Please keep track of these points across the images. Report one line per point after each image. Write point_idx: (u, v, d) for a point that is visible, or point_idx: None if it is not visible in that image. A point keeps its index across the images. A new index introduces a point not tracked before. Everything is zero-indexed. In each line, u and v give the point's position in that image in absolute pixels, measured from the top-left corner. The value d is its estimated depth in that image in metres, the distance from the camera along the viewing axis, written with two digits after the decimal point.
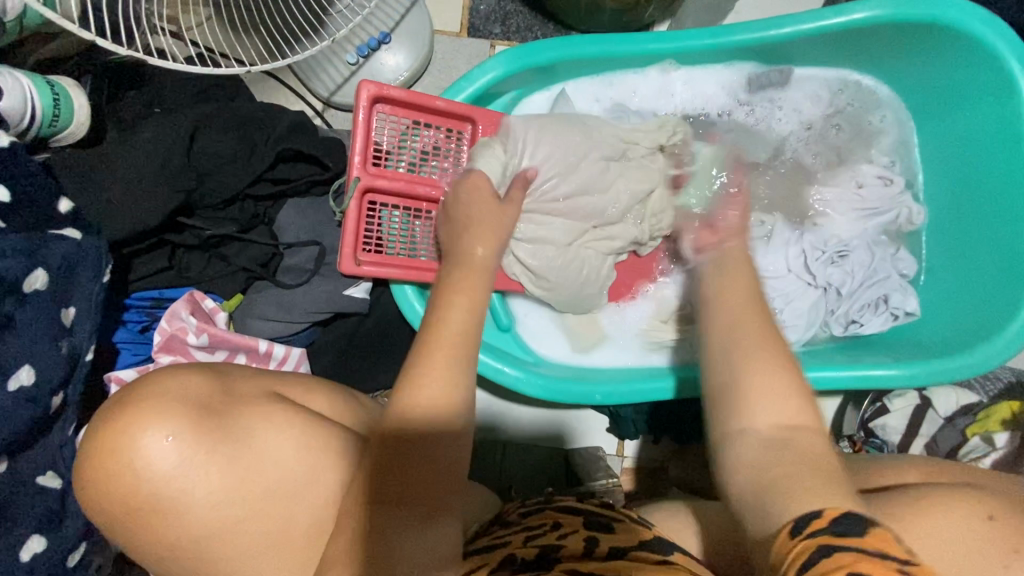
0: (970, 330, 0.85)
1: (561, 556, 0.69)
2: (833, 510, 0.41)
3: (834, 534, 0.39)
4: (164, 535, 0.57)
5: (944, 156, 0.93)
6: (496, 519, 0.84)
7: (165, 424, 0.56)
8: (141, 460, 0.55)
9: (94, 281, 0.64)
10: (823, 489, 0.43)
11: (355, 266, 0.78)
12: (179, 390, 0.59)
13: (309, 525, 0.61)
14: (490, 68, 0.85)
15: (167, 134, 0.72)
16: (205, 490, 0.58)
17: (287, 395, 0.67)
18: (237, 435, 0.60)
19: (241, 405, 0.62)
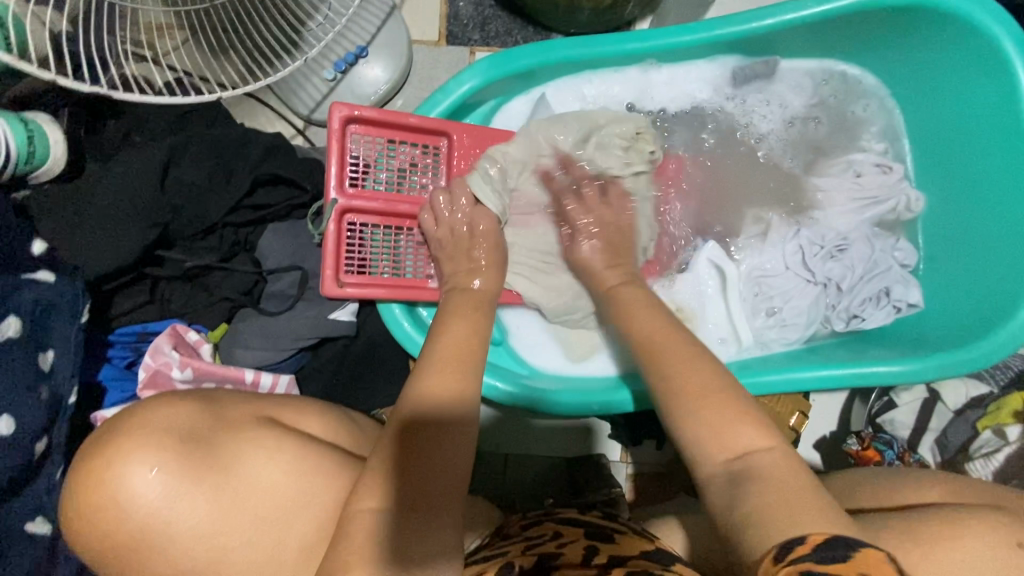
0: (977, 320, 0.83)
1: (559, 564, 0.69)
2: (816, 536, 0.42)
3: (815, 560, 0.39)
4: (151, 571, 0.53)
5: (939, 141, 0.90)
6: (497, 532, 0.82)
7: (150, 455, 0.52)
8: (124, 495, 0.51)
9: (71, 323, 0.64)
10: (810, 512, 0.44)
11: (338, 288, 0.77)
12: (165, 418, 0.55)
13: (303, 553, 0.57)
14: (466, 79, 0.83)
15: (140, 167, 0.71)
16: (194, 521, 0.53)
17: (279, 418, 0.64)
18: (227, 462, 0.56)
19: (230, 431, 0.58)
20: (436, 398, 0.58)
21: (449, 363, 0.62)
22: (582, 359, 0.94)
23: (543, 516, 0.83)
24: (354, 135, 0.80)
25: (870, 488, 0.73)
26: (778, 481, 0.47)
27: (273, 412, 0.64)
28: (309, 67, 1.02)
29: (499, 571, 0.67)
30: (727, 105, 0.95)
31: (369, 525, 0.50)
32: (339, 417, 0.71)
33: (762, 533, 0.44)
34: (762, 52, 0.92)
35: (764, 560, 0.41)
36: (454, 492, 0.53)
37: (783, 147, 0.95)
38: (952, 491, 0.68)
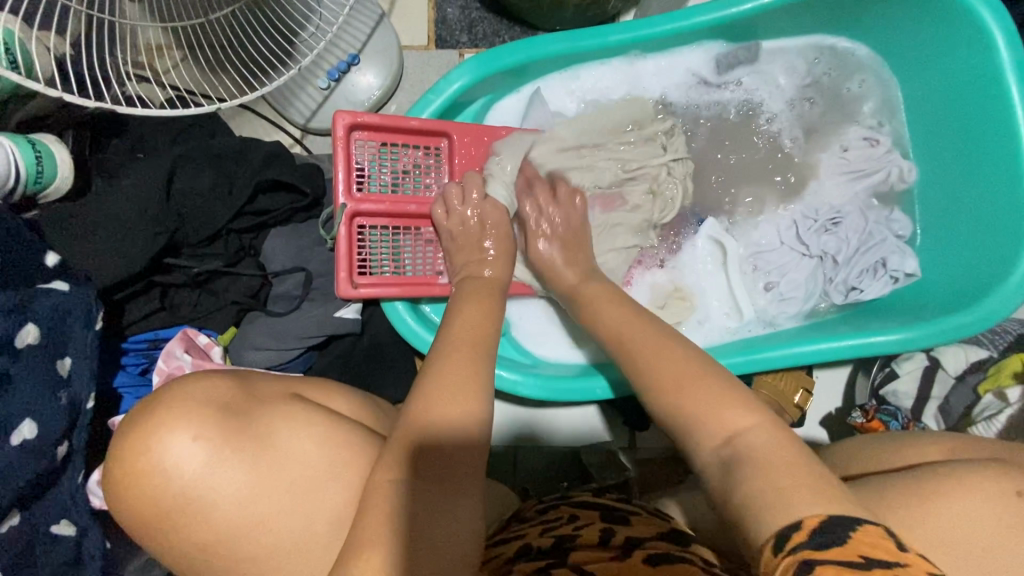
0: (972, 285, 0.83)
1: (576, 544, 0.69)
2: (811, 520, 0.42)
3: (814, 548, 0.39)
4: (190, 537, 0.55)
5: (927, 112, 0.91)
6: (514, 516, 0.83)
7: (189, 425, 0.55)
8: (166, 461, 0.54)
9: (87, 331, 0.66)
10: (805, 493, 0.44)
11: (353, 289, 0.78)
12: (202, 393, 0.58)
13: (334, 520, 0.58)
14: (455, 78, 0.85)
15: (146, 177, 0.73)
16: (232, 488, 0.55)
17: (307, 394, 0.67)
18: (261, 433, 0.58)
19: (263, 405, 0.61)
20: (456, 370, 0.60)
21: (462, 344, 0.63)
22: (585, 346, 0.95)
23: (559, 500, 0.83)
24: (358, 142, 0.80)
25: (872, 451, 0.74)
26: (773, 461, 0.48)
27: (303, 390, 0.67)
28: (302, 78, 1.05)
29: (516, 555, 0.69)
30: (715, 89, 0.96)
31: (389, 495, 0.53)
32: (367, 402, 0.73)
33: (760, 519, 0.44)
34: (745, 36, 0.94)
35: (766, 551, 0.42)
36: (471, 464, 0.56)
37: (773, 128, 0.96)
38: (955, 450, 0.69)
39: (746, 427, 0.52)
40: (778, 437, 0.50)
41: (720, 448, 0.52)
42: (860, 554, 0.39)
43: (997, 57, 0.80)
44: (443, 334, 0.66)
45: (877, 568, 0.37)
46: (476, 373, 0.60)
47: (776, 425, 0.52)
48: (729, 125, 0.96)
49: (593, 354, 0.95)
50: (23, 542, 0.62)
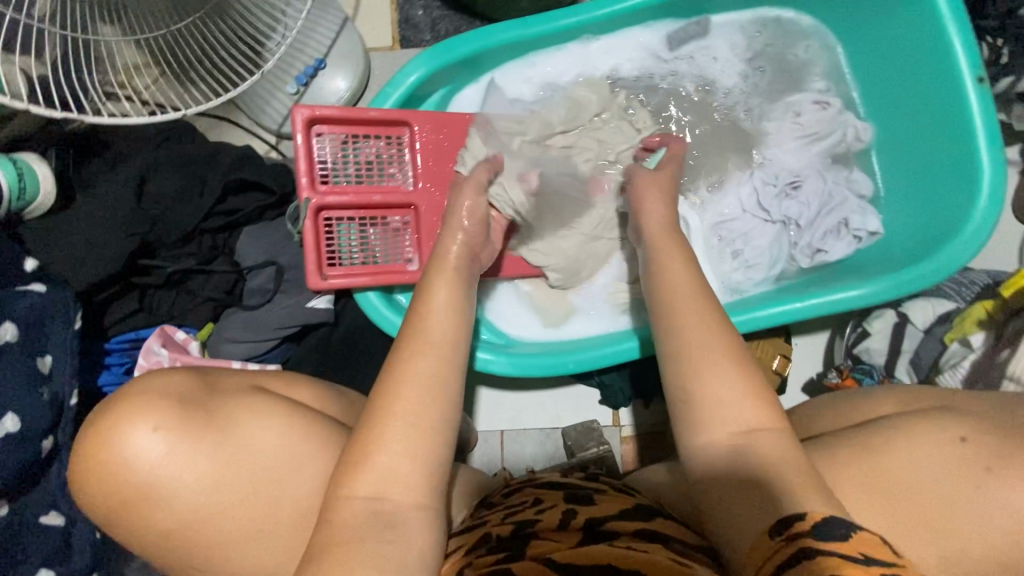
0: (929, 238, 0.85)
1: (537, 530, 0.72)
2: (814, 514, 0.50)
3: (814, 537, 0.48)
4: (155, 521, 0.59)
5: (875, 73, 0.93)
6: (483, 502, 0.85)
7: (150, 416, 0.59)
8: (129, 450, 0.58)
9: (66, 329, 0.69)
10: (811, 491, 0.52)
11: (322, 279, 0.81)
12: (163, 386, 0.63)
13: (295, 511, 0.61)
14: (411, 70, 0.88)
15: (118, 184, 0.77)
16: (193, 474, 0.59)
17: (271, 386, 0.69)
18: (221, 421, 0.62)
19: (222, 399, 0.64)
20: (420, 370, 0.58)
21: (422, 344, 0.60)
22: (558, 324, 0.97)
23: (524, 484, 0.86)
24: (319, 134, 0.82)
25: (832, 409, 0.75)
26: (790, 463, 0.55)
27: (265, 381, 0.69)
28: (271, 84, 1.09)
29: (479, 544, 0.71)
30: (671, 63, 0.97)
31: (351, 511, 0.53)
32: (331, 392, 0.75)
33: (770, 505, 0.52)
34: (693, 12, 0.97)
35: (762, 535, 0.51)
36: (418, 480, 0.55)
37: (733, 99, 0.97)
38: (901, 400, 0.71)
39: (768, 428, 0.57)
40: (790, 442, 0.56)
41: (735, 441, 0.57)
42: (858, 551, 0.48)
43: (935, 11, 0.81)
44: (407, 330, 0.62)
45: (872, 565, 0.47)
46: (436, 376, 0.58)
47: (785, 428, 0.57)
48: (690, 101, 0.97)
49: (567, 331, 0.97)
50: (11, 532, 0.65)
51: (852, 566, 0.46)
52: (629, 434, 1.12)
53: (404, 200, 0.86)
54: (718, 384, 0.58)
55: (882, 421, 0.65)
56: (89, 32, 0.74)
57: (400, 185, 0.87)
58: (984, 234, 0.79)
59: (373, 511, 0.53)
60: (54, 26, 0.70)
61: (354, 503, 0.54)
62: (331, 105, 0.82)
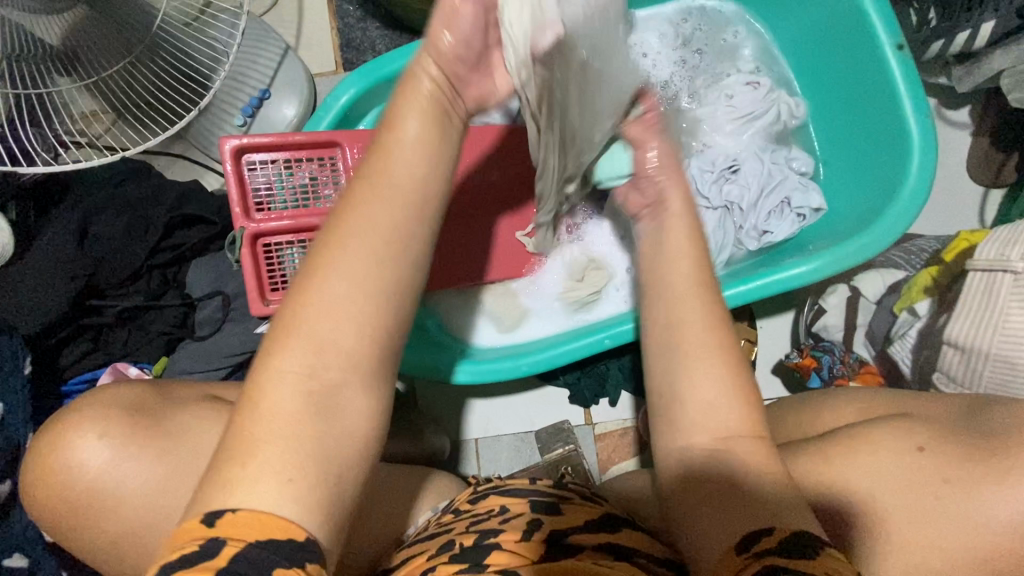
0: (871, 204, 0.84)
1: (500, 539, 0.71)
2: (782, 529, 0.47)
3: (784, 557, 0.44)
4: (107, 528, 0.60)
5: (801, 54, 0.94)
6: (448, 504, 0.84)
7: (97, 426, 0.60)
8: (75, 455, 0.59)
9: (15, 375, 0.73)
10: (767, 505, 0.49)
11: (266, 306, 0.82)
12: (115, 397, 0.64)
13: None
14: (341, 92, 0.90)
15: (60, 230, 0.79)
16: (140, 479, 0.60)
17: (226, 395, 0.71)
18: (170, 428, 0.63)
19: (176, 406, 0.65)
20: (375, 216, 0.45)
21: (379, 179, 0.46)
22: (513, 328, 0.98)
23: (491, 489, 0.84)
24: (250, 163, 0.85)
25: (797, 415, 0.74)
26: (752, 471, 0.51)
27: (222, 391, 0.71)
28: (218, 117, 1.11)
29: (438, 551, 0.71)
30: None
31: (281, 390, 0.41)
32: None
33: (734, 517, 0.49)
34: None
35: (729, 547, 0.48)
36: (370, 352, 0.44)
37: (670, 89, 0.97)
38: (866, 407, 0.69)
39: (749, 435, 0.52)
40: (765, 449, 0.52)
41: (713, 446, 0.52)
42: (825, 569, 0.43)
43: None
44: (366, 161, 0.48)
45: None
46: (391, 223, 0.45)
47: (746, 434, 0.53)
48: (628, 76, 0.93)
49: (521, 334, 0.98)
50: None
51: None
52: (602, 432, 1.12)
53: None
54: (670, 366, 0.55)
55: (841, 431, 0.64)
56: (44, 86, 0.73)
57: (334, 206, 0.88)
58: (919, 200, 0.79)
59: (309, 397, 0.42)
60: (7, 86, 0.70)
61: (284, 382, 0.42)
62: (260, 135, 0.84)
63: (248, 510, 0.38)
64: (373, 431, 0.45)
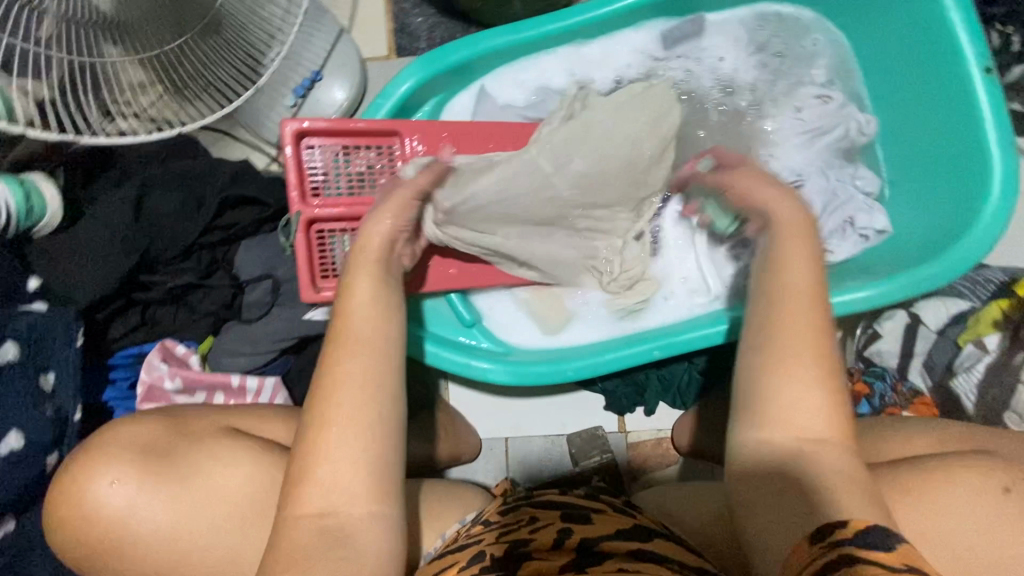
0: (938, 232, 0.82)
1: (531, 549, 0.70)
2: (858, 521, 0.48)
3: (858, 545, 0.46)
4: (136, 560, 0.63)
5: (878, 69, 0.91)
6: (476, 517, 0.83)
7: (110, 470, 0.63)
8: (99, 496, 0.62)
9: (67, 346, 0.71)
10: (842, 500, 0.50)
11: (316, 293, 0.80)
12: (128, 437, 0.65)
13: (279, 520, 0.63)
14: (402, 81, 0.88)
15: (116, 204, 0.78)
16: (158, 524, 0.63)
17: (244, 426, 0.72)
18: (184, 471, 0.65)
19: (188, 443, 0.67)
20: (353, 370, 0.57)
21: (351, 342, 0.59)
22: (556, 331, 0.96)
23: (521, 500, 0.84)
24: (309, 147, 0.83)
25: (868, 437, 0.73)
26: (828, 470, 0.52)
27: (240, 422, 0.72)
28: (269, 97, 1.09)
29: (471, 564, 0.70)
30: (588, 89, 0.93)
31: (301, 533, 0.52)
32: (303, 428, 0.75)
33: (806, 508, 0.50)
34: (687, 10, 0.95)
35: (803, 538, 0.48)
36: (368, 484, 0.55)
37: (738, 99, 0.95)
38: (940, 439, 0.70)
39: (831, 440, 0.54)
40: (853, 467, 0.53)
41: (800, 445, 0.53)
42: (902, 560, 0.44)
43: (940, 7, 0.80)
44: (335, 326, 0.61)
45: None
46: (366, 372, 0.57)
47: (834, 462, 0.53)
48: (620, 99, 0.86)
49: (565, 338, 0.96)
50: (17, 548, 0.67)
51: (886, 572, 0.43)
52: (634, 441, 1.11)
53: None
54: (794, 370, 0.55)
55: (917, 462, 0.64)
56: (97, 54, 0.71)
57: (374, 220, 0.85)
58: (996, 233, 0.76)
59: (324, 527, 0.53)
60: (60, 50, 0.67)
61: (305, 523, 0.53)
62: (321, 118, 0.83)
63: None
64: (386, 538, 0.55)
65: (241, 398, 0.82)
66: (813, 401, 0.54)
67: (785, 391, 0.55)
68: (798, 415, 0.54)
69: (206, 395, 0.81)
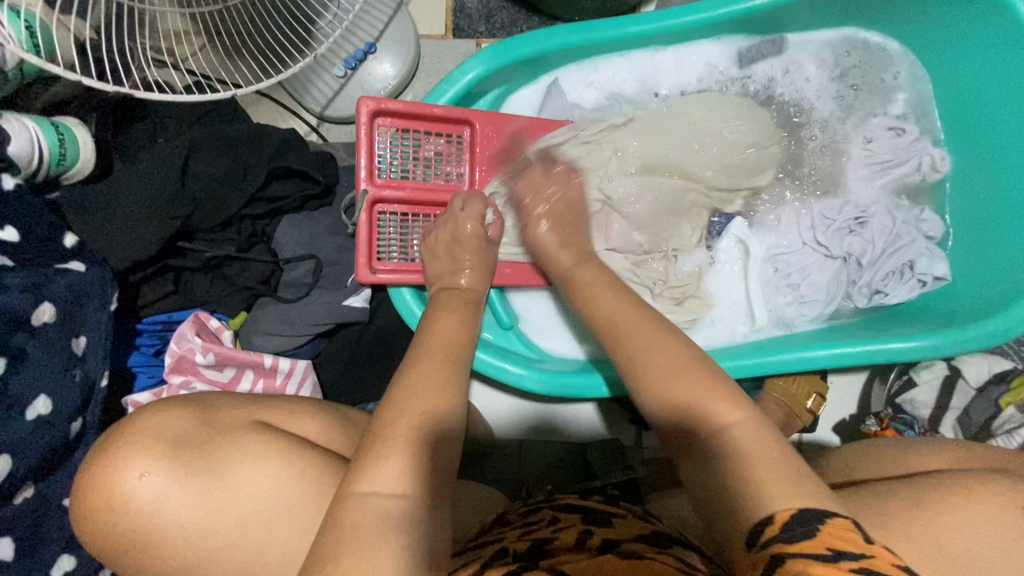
0: (992, 297, 0.81)
1: (553, 547, 0.69)
2: (781, 514, 0.44)
3: (784, 540, 0.43)
4: (162, 557, 0.58)
5: (958, 117, 0.89)
6: (497, 520, 0.82)
7: (139, 460, 0.58)
8: (127, 489, 0.58)
9: (100, 310, 0.67)
10: (784, 487, 0.46)
11: (372, 274, 0.79)
12: (158, 426, 0.61)
13: (312, 510, 0.61)
14: (470, 68, 0.83)
15: (162, 164, 0.74)
16: (183, 520, 0.58)
17: (273, 421, 0.67)
18: (213, 464, 0.60)
19: (220, 435, 0.62)
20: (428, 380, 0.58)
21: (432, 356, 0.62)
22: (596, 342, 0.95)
23: (541, 503, 0.83)
24: (382, 127, 0.80)
25: (878, 457, 0.70)
26: (746, 452, 0.50)
27: (267, 415, 0.68)
28: (319, 65, 1.05)
29: (492, 559, 0.67)
30: (654, 99, 0.94)
31: (360, 511, 0.46)
32: (336, 417, 0.73)
33: (742, 508, 0.47)
34: (769, 30, 0.92)
35: (744, 544, 0.46)
36: (423, 481, 0.50)
37: (810, 128, 0.94)
38: (956, 456, 0.65)
39: (735, 421, 0.52)
40: (761, 431, 0.51)
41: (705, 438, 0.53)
42: (827, 546, 0.41)
43: None
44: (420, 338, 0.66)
45: (844, 561, 0.40)
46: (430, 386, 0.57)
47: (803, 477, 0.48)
48: (711, 96, 0.92)
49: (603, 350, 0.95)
50: (36, 514, 0.63)
51: (820, 565, 0.39)
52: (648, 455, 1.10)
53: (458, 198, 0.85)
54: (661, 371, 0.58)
55: (933, 477, 0.60)
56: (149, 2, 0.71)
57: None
58: None
59: (385, 511, 0.47)
60: None
61: (366, 502, 0.47)
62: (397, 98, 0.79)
63: None
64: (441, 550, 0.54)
65: (271, 379, 0.79)
66: (702, 396, 0.54)
67: (676, 388, 0.56)
68: (688, 401, 0.55)
69: (235, 372, 0.78)
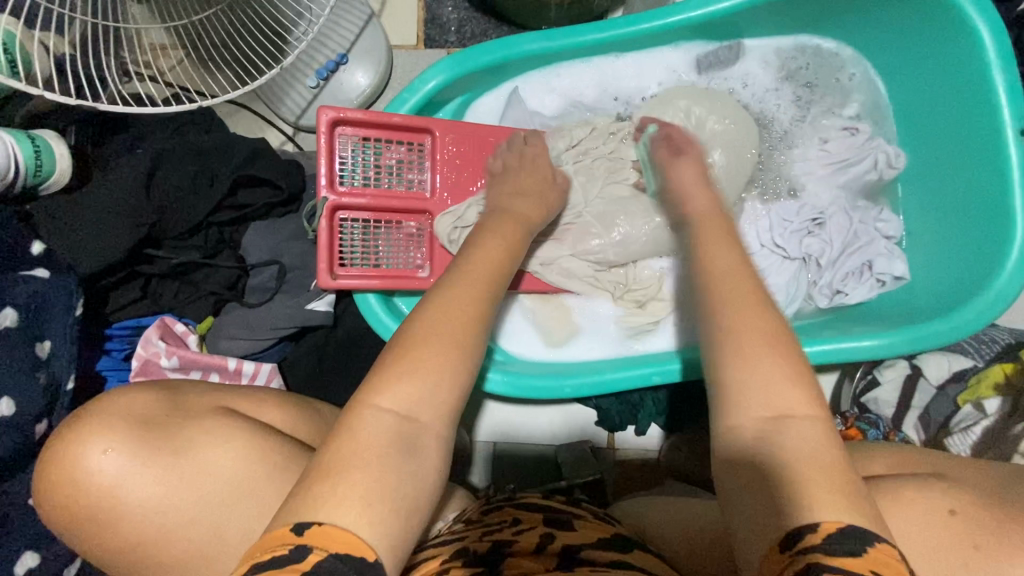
0: (950, 294, 0.82)
1: (514, 550, 0.69)
2: (828, 523, 0.43)
3: (826, 551, 0.42)
4: (122, 534, 0.59)
5: (915, 118, 0.90)
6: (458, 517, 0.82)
7: (104, 438, 0.59)
8: (90, 465, 0.58)
9: (66, 314, 0.71)
10: (828, 495, 0.45)
11: (332, 279, 0.80)
12: (127, 406, 0.61)
13: (267, 511, 0.61)
14: (430, 77, 0.85)
15: (129, 171, 0.77)
16: (143, 499, 0.59)
17: (239, 409, 0.68)
18: (179, 446, 0.61)
19: (188, 419, 0.63)
20: (462, 315, 0.54)
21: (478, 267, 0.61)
22: (559, 344, 0.96)
23: (504, 502, 0.84)
24: (342, 134, 0.82)
25: None
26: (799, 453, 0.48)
27: (234, 403, 0.69)
28: (293, 76, 1.07)
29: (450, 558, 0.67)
30: (615, 105, 0.96)
31: (380, 426, 0.47)
32: (304, 409, 0.74)
33: (776, 510, 0.46)
34: (726, 35, 0.93)
35: (772, 545, 0.45)
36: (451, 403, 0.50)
37: (774, 128, 0.95)
38: (897, 461, 0.65)
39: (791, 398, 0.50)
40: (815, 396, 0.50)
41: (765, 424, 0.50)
42: (869, 568, 0.41)
43: (985, 74, 0.78)
44: (457, 269, 0.61)
45: None
46: (460, 333, 0.53)
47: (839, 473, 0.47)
48: (676, 94, 0.92)
49: (568, 351, 0.96)
50: (1, 512, 0.65)
51: None
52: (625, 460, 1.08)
53: (421, 206, 0.87)
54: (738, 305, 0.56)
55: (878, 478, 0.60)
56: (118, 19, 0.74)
57: (409, 270, 0.86)
58: (1011, 296, 0.76)
59: (398, 431, 0.47)
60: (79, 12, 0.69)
61: (381, 417, 0.47)
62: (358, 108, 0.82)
63: (334, 526, 0.42)
64: None
65: (235, 381, 0.82)
66: (768, 363, 0.51)
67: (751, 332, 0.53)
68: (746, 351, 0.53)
69: (201, 375, 0.81)
